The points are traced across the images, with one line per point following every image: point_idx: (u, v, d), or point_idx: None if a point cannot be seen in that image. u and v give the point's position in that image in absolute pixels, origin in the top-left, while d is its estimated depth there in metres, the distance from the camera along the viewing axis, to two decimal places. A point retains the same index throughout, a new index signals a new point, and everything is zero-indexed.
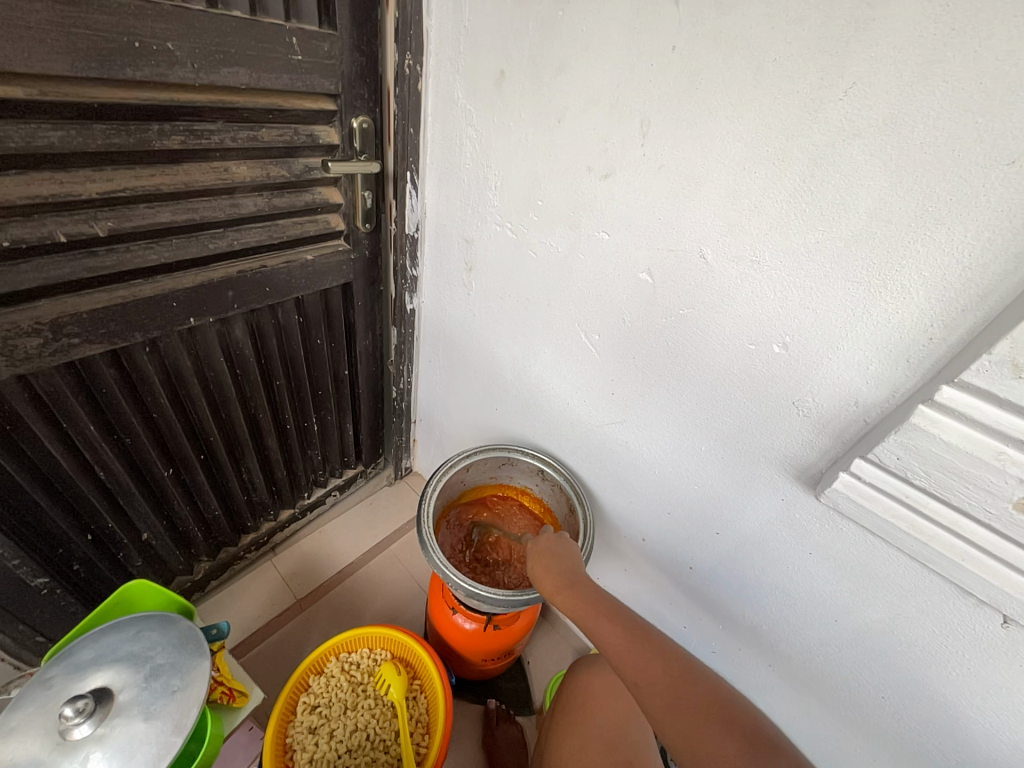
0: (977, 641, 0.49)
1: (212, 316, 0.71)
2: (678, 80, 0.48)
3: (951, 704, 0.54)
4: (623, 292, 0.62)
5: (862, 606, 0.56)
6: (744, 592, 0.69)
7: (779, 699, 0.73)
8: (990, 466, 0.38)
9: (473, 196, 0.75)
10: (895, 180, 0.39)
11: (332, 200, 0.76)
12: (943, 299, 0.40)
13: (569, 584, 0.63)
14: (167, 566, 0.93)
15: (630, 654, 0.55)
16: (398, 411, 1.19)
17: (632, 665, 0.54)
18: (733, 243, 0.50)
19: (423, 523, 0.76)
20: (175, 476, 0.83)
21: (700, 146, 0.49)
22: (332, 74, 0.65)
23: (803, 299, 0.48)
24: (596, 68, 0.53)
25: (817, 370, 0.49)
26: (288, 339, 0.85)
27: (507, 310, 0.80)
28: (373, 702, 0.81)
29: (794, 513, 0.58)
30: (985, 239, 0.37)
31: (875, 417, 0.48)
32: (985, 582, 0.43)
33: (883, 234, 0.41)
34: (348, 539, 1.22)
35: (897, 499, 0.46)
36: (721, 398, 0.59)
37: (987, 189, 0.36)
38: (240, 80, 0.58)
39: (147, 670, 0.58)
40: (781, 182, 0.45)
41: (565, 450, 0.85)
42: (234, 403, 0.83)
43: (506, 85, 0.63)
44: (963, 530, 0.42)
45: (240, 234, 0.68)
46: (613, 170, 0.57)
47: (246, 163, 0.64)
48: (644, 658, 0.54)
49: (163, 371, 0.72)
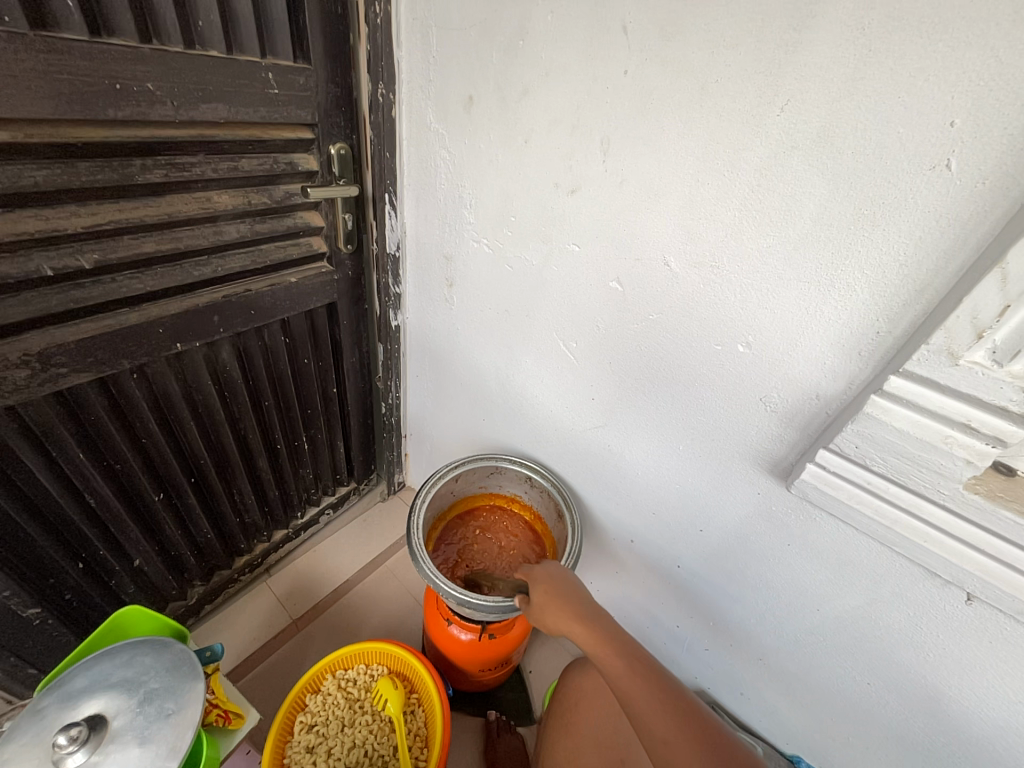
0: (948, 621, 0.50)
1: (198, 341, 0.73)
2: (632, 101, 0.51)
3: (932, 685, 0.55)
4: (596, 301, 0.65)
5: (840, 593, 0.58)
6: (729, 587, 0.70)
7: (773, 693, 0.74)
8: (939, 449, 0.41)
9: (450, 215, 0.78)
10: (832, 187, 0.42)
11: (314, 224, 0.78)
12: (885, 295, 0.43)
13: (598, 622, 0.61)
14: (160, 592, 0.93)
15: (657, 710, 0.52)
16: (388, 426, 1.20)
17: (663, 723, 0.51)
18: (694, 250, 0.53)
19: (413, 535, 0.77)
20: (167, 501, 0.84)
21: (656, 161, 0.52)
22: (308, 105, 0.68)
23: (761, 300, 0.50)
24: (557, 93, 0.56)
25: (780, 366, 0.52)
26: (275, 360, 0.87)
27: (488, 322, 0.83)
28: (371, 717, 0.81)
29: (771, 506, 0.60)
30: (917, 237, 0.40)
31: (835, 409, 0.50)
32: (948, 561, 0.45)
33: (827, 237, 0.44)
34: (343, 556, 1.23)
35: (859, 486, 0.48)
36: (693, 397, 0.61)
37: (913, 192, 0.39)
38: (219, 115, 0.60)
39: (141, 695, 0.59)
40: (732, 191, 0.48)
41: (551, 456, 0.87)
42: (224, 425, 0.84)
43: (474, 110, 0.66)
44: (921, 511, 0.45)
45: (224, 261, 0.70)
46: (579, 185, 0.60)
47: (228, 192, 0.66)
48: (675, 718, 0.51)
49: (152, 396, 0.73)
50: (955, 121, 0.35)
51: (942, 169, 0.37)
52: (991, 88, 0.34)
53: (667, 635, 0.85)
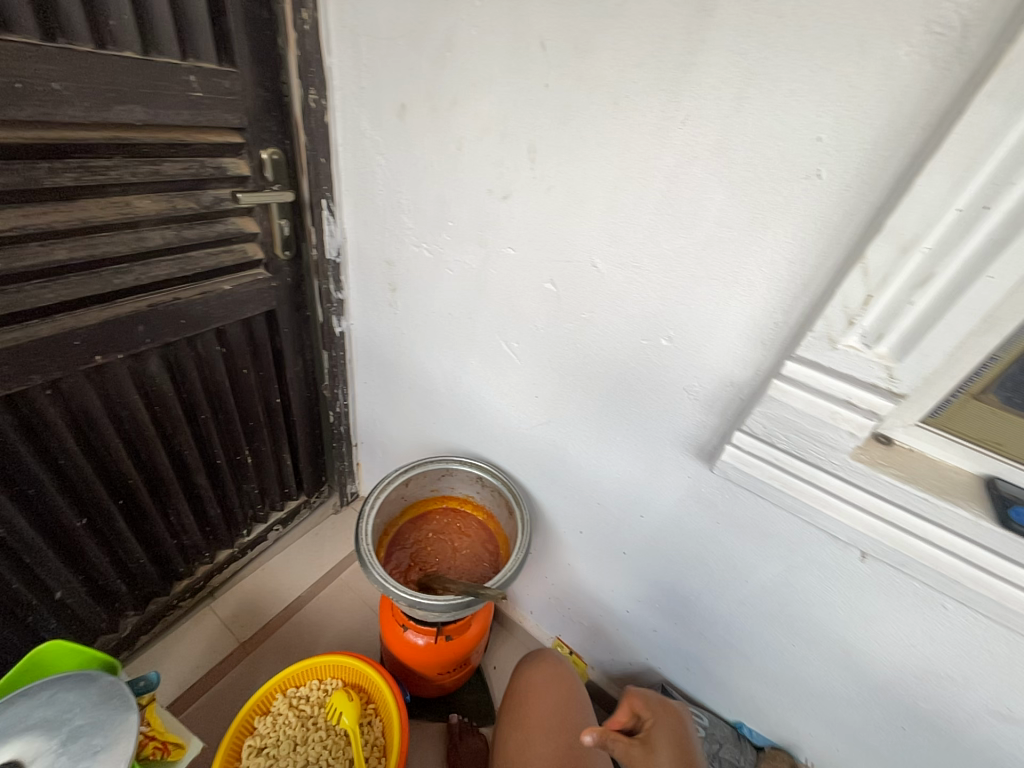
0: (851, 580, 0.56)
1: (122, 353, 0.69)
2: (554, 112, 0.54)
3: (843, 639, 0.61)
4: (533, 301, 0.68)
5: (763, 563, 0.63)
6: (669, 567, 0.75)
7: (714, 664, 0.80)
8: (828, 424, 0.47)
9: (390, 221, 0.78)
10: (729, 194, 0.47)
11: (247, 230, 0.77)
12: (779, 289, 0.48)
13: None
14: (88, 626, 0.86)
15: None
16: (338, 435, 1.17)
17: None
18: (618, 251, 0.57)
19: (361, 541, 0.77)
20: (91, 527, 0.78)
21: (578, 169, 0.55)
22: (235, 109, 0.67)
23: (678, 298, 0.55)
24: (486, 103, 0.59)
25: (698, 357, 0.56)
26: (211, 371, 0.84)
27: (432, 326, 0.84)
28: (325, 733, 0.79)
29: (700, 488, 0.64)
30: (800, 238, 0.45)
31: (747, 394, 0.55)
32: (845, 525, 0.51)
33: (729, 238, 0.48)
34: (294, 572, 1.18)
35: (769, 463, 0.53)
36: (626, 389, 0.65)
37: (794, 197, 0.44)
38: (136, 117, 0.58)
39: (64, 734, 0.55)
40: (646, 197, 0.52)
41: (500, 455, 0.89)
42: (155, 442, 0.80)
43: (407, 118, 0.67)
44: (820, 481, 0.50)
45: (149, 269, 0.67)
46: (511, 192, 0.62)
47: (150, 197, 0.64)
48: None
49: (69, 413, 0.68)
50: (821, 136, 0.40)
51: (815, 178, 0.42)
52: (847, 109, 0.39)
53: (619, 620, 0.89)
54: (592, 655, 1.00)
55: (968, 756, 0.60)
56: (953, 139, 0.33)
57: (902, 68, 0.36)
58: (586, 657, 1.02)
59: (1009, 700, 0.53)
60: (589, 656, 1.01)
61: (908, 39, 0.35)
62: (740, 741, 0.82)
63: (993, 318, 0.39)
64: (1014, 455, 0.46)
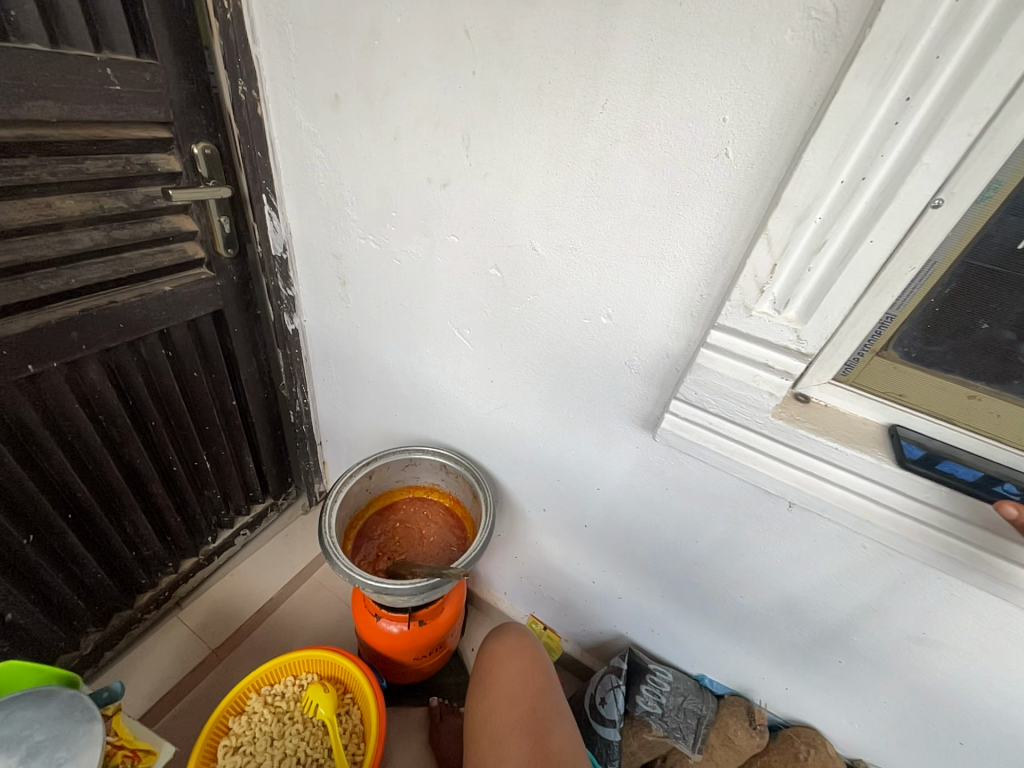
0: (784, 529, 0.61)
1: (56, 361, 0.67)
2: (483, 99, 0.55)
3: (782, 586, 0.67)
4: (479, 287, 0.69)
5: (709, 523, 0.67)
6: (627, 535, 0.78)
7: (676, 623, 0.85)
8: (751, 386, 0.52)
9: (333, 214, 0.77)
10: (650, 174, 0.49)
11: (185, 228, 0.75)
12: (702, 263, 0.51)
13: None
14: (45, 645, 0.84)
15: None
16: (301, 435, 1.16)
17: None
18: (555, 234, 0.59)
19: (325, 534, 0.77)
20: (39, 544, 0.76)
21: (512, 155, 0.56)
22: (160, 102, 0.65)
23: (613, 276, 0.57)
24: (417, 91, 0.59)
25: (636, 332, 0.59)
26: (158, 376, 0.81)
27: (385, 317, 0.84)
28: (302, 725, 0.80)
29: (649, 457, 0.68)
30: (715, 214, 0.48)
31: (683, 365, 0.58)
32: (773, 477, 0.55)
33: (653, 217, 0.51)
34: (265, 575, 1.17)
35: (703, 427, 0.57)
36: (573, 368, 0.67)
37: (706, 176, 0.46)
38: (50, 113, 0.56)
39: (24, 751, 0.53)
40: (576, 180, 0.54)
41: (463, 442, 0.90)
42: (103, 452, 0.78)
43: (341, 108, 0.66)
44: (747, 440, 0.55)
45: (79, 272, 0.65)
46: (449, 180, 0.63)
47: (73, 197, 0.62)
48: None
49: (3, 427, 0.66)
50: (726, 118, 0.43)
51: (724, 156, 0.45)
52: (746, 90, 0.41)
53: (586, 592, 0.93)
54: (565, 627, 1.04)
55: (896, 680, 0.67)
56: (830, 118, 0.37)
57: (789, 51, 0.39)
58: (560, 631, 1.06)
59: (924, 624, 0.59)
60: (562, 629, 1.05)
61: (791, 23, 0.38)
62: (703, 691, 0.87)
63: (882, 280, 0.44)
64: (913, 404, 0.52)
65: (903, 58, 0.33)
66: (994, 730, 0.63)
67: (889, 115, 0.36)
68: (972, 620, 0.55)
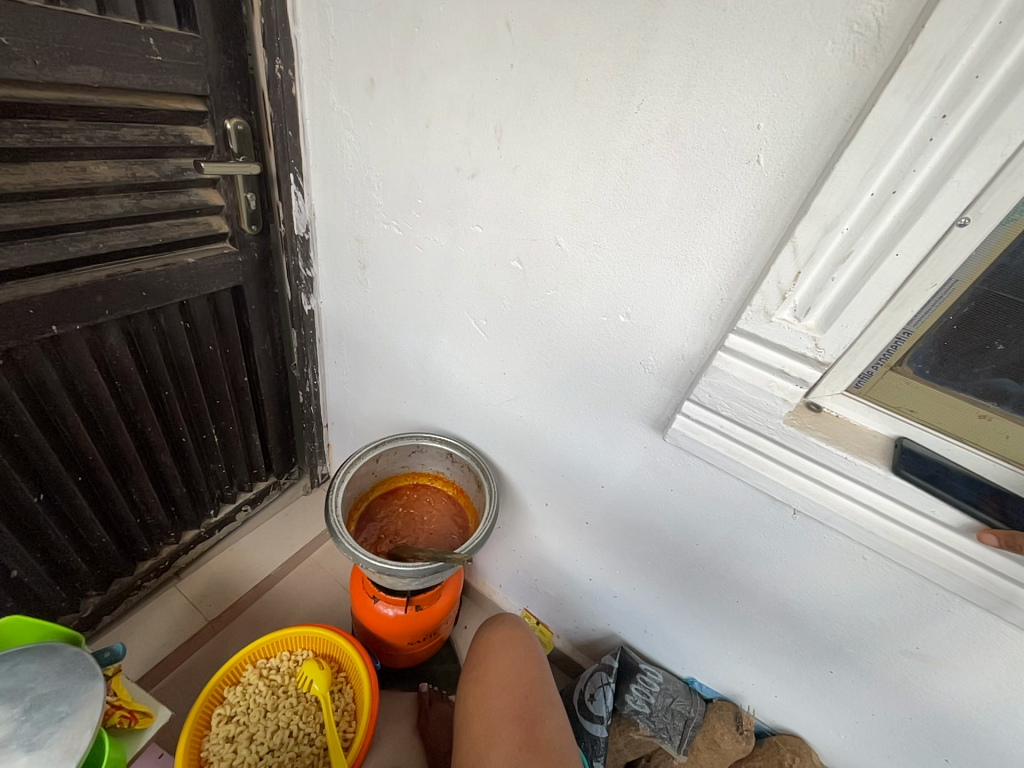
0: (786, 536, 0.62)
1: (79, 323, 0.68)
2: (519, 93, 0.56)
3: (779, 592, 0.68)
4: (500, 279, 0.70)
5: (711, 526, 0.68)
6: (627, 533, 0.79)
7: (669, 625, 0.86)
8: (765, 392, 0.53)
9: (359, 198, 0.78)
10: (680, 175, 0.50)
11: (212, 202, 0.76)
12: (724, 268, 0.51)
13: None
14: (46, 604, 0.85)
15: None
16: (308, 416, 1.17)
17: None
18: (579, 230, 0.59)
19: (331, 513, 0.79)
20: (48, 503, 0.77)
21: (543, 149, 0.57)
22: (198, 76, 0.66)
23: (635, 275, 0.58)
24: (451, 79, 0.60)
25: (654, 332, 0.60)
26: (175, 347, 0.82)
27: (402, 302, 0.84)
28: (295, 700, 0.82)
29: (656, 456, 0.68)
30: (743, 218, 0.48)
31: (697, 367, 0.59)
32: (779, 483, 0.56)
33: (679, 219, 0.52)
34: (265, 553, 1.18)
35: (715, 430, 0.58)
36: (587, 365, 0.68)
37: (736, 181, 0.47)
38: (91, 79, 0.57)
39: (26, 702, 0.53)
40: (606, 178, 0.54)
41: (470, 432, 0.91)
42: (116, 417, 0.79)
43: (376, 92, 0.67)
44: (757, 446, 0.56)
45: (107, 237, 0.66)
46: (478, 170, 0.64)
47: (107, 163, 0.63)
48: None
49: (23, 385, 0.67)
50: (761, 125, 0.44)
51: (755, 163, 0.45)
52: (782, 100, 0.42)
53: (582, 588, 0.94)
54: (557, 623, 1.05)
55: (887, 693, 0.67)
56: (865, 130, 0.37)
57: (828, 63, 0.39)
58: (552, 625, 1.06)
59: (918, 639, 0.60)
60: (554, 624, 1.05)
61: (832, 36, 0.38)
62: (692, 694, 0.88)
63: (903, 294, 0.44)
64: (923, 420, 0.52)
65: (943, 74, 0.34)
66: (980, 748, 0.64)
67: (925, 130, 0.36)
68: (966, 636, 0.56)
